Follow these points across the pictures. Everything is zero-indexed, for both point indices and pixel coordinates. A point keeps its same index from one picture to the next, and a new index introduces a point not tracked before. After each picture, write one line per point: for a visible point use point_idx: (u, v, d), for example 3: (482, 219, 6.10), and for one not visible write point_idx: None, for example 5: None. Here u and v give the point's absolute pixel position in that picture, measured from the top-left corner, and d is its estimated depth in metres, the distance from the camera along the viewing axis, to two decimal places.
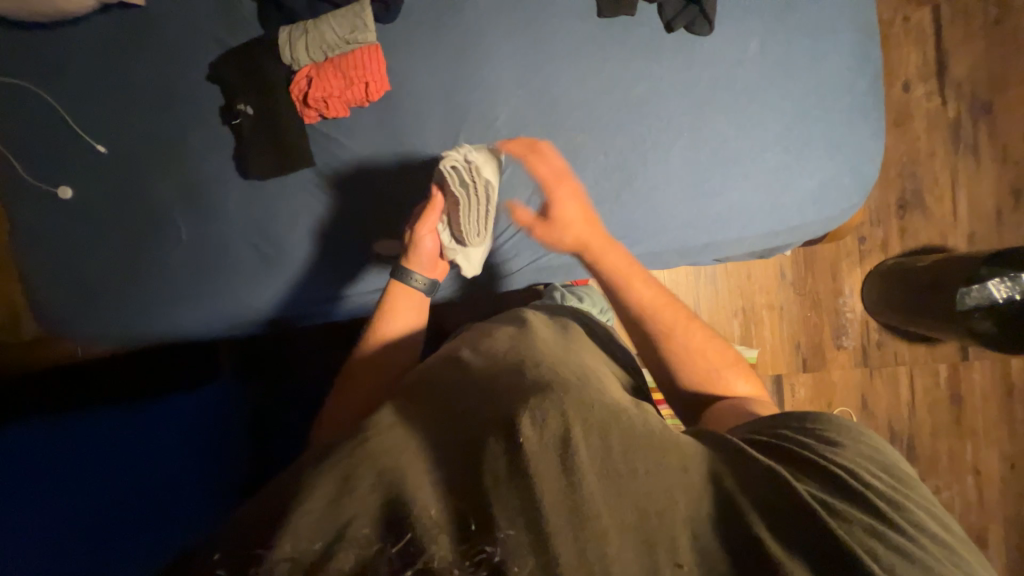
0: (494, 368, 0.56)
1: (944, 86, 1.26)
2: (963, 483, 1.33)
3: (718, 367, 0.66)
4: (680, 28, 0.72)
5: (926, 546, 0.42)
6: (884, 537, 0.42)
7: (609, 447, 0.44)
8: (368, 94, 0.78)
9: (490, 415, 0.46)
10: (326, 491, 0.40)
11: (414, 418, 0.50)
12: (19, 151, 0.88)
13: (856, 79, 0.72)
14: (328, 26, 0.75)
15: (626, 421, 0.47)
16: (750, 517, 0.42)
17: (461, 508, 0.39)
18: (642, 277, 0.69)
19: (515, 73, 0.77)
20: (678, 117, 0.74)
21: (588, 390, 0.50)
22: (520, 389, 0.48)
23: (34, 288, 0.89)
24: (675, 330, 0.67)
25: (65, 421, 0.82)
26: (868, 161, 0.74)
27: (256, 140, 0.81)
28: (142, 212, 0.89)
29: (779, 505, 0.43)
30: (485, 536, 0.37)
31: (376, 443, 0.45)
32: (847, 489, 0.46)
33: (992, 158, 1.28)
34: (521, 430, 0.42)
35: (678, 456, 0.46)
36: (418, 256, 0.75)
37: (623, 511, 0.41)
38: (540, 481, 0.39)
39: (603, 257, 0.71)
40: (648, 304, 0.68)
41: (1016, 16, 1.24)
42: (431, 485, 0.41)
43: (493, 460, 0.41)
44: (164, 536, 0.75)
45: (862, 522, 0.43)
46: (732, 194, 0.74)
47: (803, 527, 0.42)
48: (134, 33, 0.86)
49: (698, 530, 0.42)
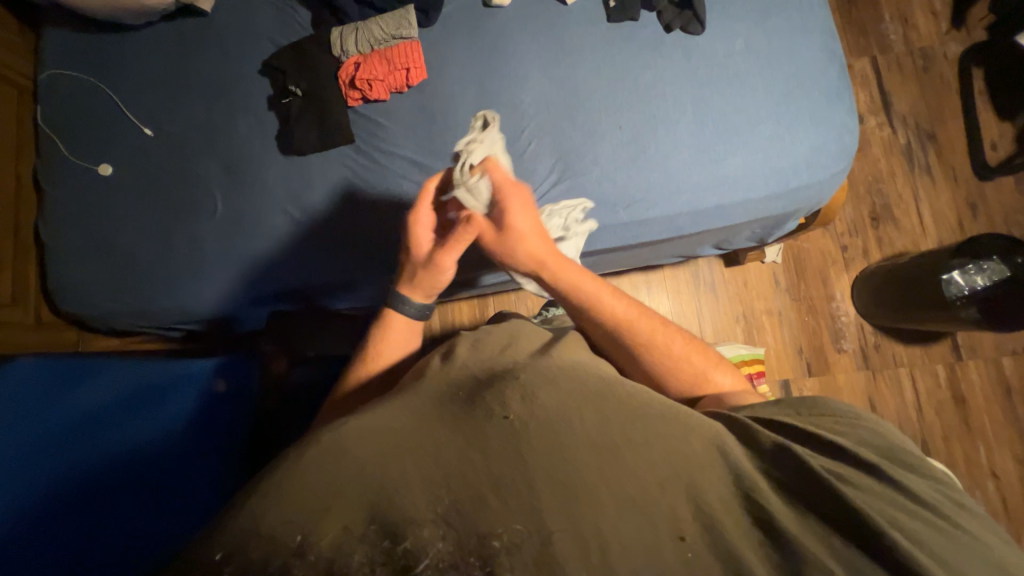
0: (486, 357, 0.54)
1: (892, 118, 1.46)
2: (984, 488, 1.29)
3: (702, 367, 0.66)
4: (676, 29, 0.90)
5: (951, 520, 0.38)
6: (903, 510, 0.38)
7: (603, 422, 0.42)
8: (408, 79, 0.91)
9: (481, 397, 0.46)
10: (313, 475, 0.39)
11: (402, 402, 0.49)
12: (76, 135, 0.96)
13: (828, 67, 0.88)
14: (377, 25, 0.92)
15: (620, 394, 0.46)
16: (766, 492, 0.39)
17: (445, 495, 0.38)
18: (611, 292, 0.67)
19: (540, 64, 0.91)
20: (682, 97, 0.88)
21: (579, 370, 0.50)
22: (505, 371, 0.49)
23: (67, 258, 0.93)
24: (654, 338, 0.66)
25: (72, 372, 0.78)
26: (847, 132, 0.86)
27: (303, 118, 0.93)
28: (182, 185, 0.94)
29: (785, 478, 0.40)
30: (473, 525, 0.37)
31: (362, 429, 0.44)
32: (859, 461, 0.42)
33: (944, 177, 1.44)
34: (510, 406, 0.43)
35: (676, 427, 0.43)
36: (420, 284, 0.71)
37: (622, 483, 0.39)
38: (530, 459, 0.39)
39: (562, 275, 0.67)
40: (621, 318, 0.66)
41: (940, 64, 1.48)
42: (420, 476, 0.39)
43: (483, 437, 0.41)
44: (175, 510, 0.72)
45: (881, 494, 0.39)
46: (735, 159, 0.85)
47: (809, 498, 0.39)
48: (197, 38, 0.98)
49: (704, 504, 0.38)
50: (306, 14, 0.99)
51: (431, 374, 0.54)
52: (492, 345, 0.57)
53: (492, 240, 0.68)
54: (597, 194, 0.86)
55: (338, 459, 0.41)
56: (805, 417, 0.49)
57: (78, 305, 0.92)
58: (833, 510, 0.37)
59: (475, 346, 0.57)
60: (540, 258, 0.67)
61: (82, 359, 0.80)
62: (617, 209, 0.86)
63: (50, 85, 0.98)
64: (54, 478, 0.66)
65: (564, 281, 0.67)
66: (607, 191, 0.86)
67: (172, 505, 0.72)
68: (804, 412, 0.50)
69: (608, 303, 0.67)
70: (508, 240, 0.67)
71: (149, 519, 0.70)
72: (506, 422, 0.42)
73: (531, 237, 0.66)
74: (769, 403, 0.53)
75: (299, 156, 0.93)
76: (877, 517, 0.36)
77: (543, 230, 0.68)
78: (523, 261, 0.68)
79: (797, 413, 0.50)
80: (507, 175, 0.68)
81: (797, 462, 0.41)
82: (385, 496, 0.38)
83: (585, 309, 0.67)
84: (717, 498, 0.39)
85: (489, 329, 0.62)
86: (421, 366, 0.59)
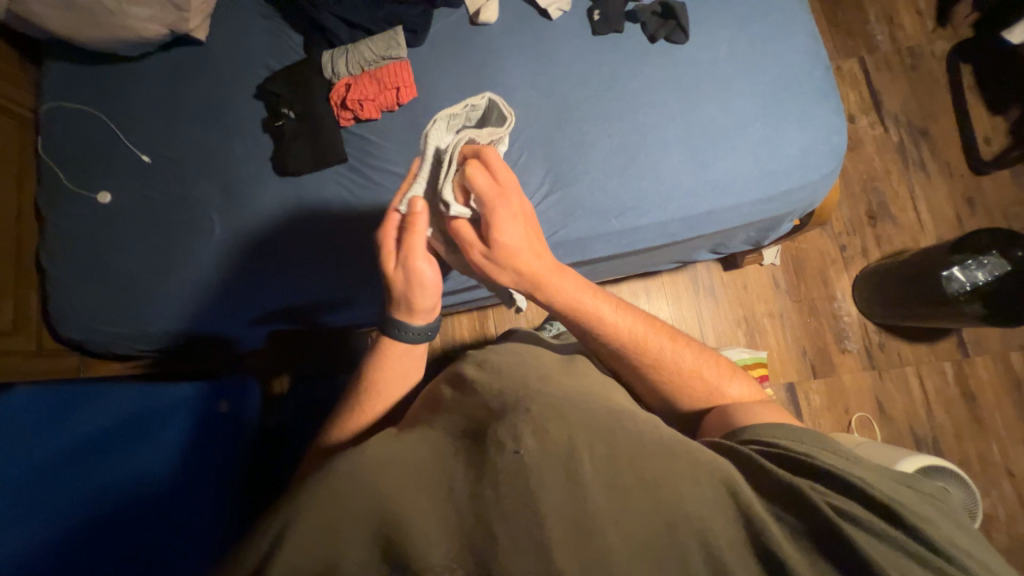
0: (500, 382, 0.52)
1: (883, 117, 1.47)
2: (1000, 488, 1.26)
3: (715, 382, 0.63)
4: (661, 38, 0.92)
5: (956, 563, 0.36)
6: (912, 560, 0.36)
7: (613, 460, 0.40)
8: (398, 98, 0.94)
9: (491, 430, 0.43)
10: (325, 503, 0.39)
11: (418, 434, 0.49)
12: (75, 164, 0.98)
13: (813, 69, 0.89)
14: (366, 47, 0.95)
15: (629, 428, 0.44)
16: (780, 540, 0.37)
17: (458, 535, 0.37)
18: (610, 302, 0.63)
19: (528, 78, 0.93)
20: (669, 105, 0.89)
21: (591, 402, 0.48)
22: (515, 401, 0.47)
23: (67, 286, 0.94)
24: (664, 354, 0.63)
25: (67, 397, 0.74)
26: (836, 133, 0.87)
27: (297, 139, 0.95)
28: (180, 209, 0.95)
29: (796, 521, 0.38)
30: (485, 563, 0.36)
31: (374, 463, 0.43)
32: (868, 499, 0.40)
33: (939, 173, 1.44)
34: (522, 441, 0.40)
35: (687, 464, 0.41)
36: (422, 291, 0.59)
37: (629, 525, 0.37)
38: (539, 490, 0.37)
39: (556, 289, 0.61)
40: (626, 334, 0.62)
41: (927, 61, 1.49)
42: (432, 517, 0.39)
43: (494, 474, 0.39)
44: (188, 528, 0.70)
45: (904, 544, 0.37)
46: (726, 164, 0.86)
47: (818, 538, 0.37)
48: (192, 67, 1.01)
49: (713, 548, 0.36)
50: (299, 38, 1.03)
51: (446, 407, 0.53)
52: (501, 366, 0.57)
53: (480, 254, 0.60)
54: (588, 202, 0.88)
55: (351, 491, 0.40)
56: (826, 451, 0.46)
57: (80, 331, 0.93)
58: (841, 556, 0.36)
59: (482, 367, 0.58)
60: (533, 278, 0.60)
61: (74, 385, 0.77)
62: (610, 217, 0.87)
63: (52, 116, 1.01)
64: (55, 514, 0.62)
65: (557, 296, 0.61)
66: (601, 200, 0.87)
67: (184, 524, 0.70)
68: (832, 450, 0.47)
69: (608, 314, 0.62)
70: (498, 257, 0.59)
71: (162, 541, 0.67)
72: (517, 457, 0.39)
73: (522, 253, 0.58)
74: (781, 424, 0.52)
75: (294, 175, 0.94)
76: (887, 566, 0.35)
77: (536, 240, 0.60)
78: (517, 279, 0.61)
79: (810, 446, 0.47)
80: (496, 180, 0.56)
81: (807, 504, 0.39)
82: (395, 527, 0.37)
83: (580, 324, 0.63)
84: (726, 545, 0.37)
85: (495, 350, 0.63)
86: (430, 395, 0.59)
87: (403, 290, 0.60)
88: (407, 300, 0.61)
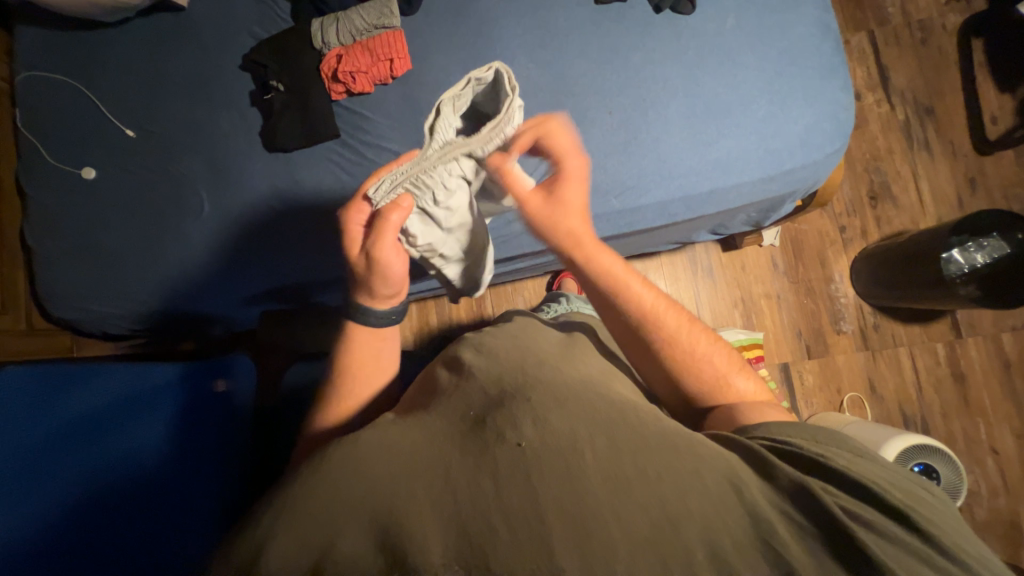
0: (499, 367, 0.52)
1: (890, 94, 1.43)
2: (984, 465, 1.29)
3: (724, 370, 0.62)
4: (666, 8, 0.88)
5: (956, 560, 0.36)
6: (916, 559, 0.36)
7: (616, 453, 0.40)
8: (391, 70, 0.90)
9: (491, 419, 0.44)
10: (326, 492, 0.40)
11: (418, 421, 0.49)
12: (55, 138, 0.95)
13: (821, 43, 0.86)
14: (357, 15, 0.90)
15: (633, 421, 0.44)
16: (784, 538, 0.36)
17: (458, 526, 0.36)
18: (637, 278, 0.63)
19: (526, 50, 0.89)
20: (673, 79, 0.86)
21: (591, 393, 0.48)
22: (515, 390, 0.47)
23: (53, 264, 0.92)
24: (680, 335, 0.62)
25: (63, 376, 0.73)
26: (843, 110, 0.85)
27: (286, 113, 0.91)
28: (167, 185, 0.92)
29: (799, 517, 0.39)
30: (484, 560, 0.34)
31: (375, 452, 0.44)
32: (871, 497, 0.40)
33: (943, 153, 1.42)
34: (523, 433, 0.41)
35: (689, 460, 0.41)
36: (385, 282, 0.60)
37: (631, 520, 0.36)
38: (539, 482, 0.38)
39: (592, 257, 0.63)
40: (648, 310, 0.62)
41: (938, 35, 1.44)
42: (432, 509, 0.38)
43: (494, 464, 0.40)
44: (190, 508, 0.72)
45: (906, 544, 0.37)
46: (729, 142, 0.84)
47: (819, 532, 0.38)
48: (174, 34, 0.96)
49: (720, 550, 0.35)
50: (286, 4, 0.97)
51: (444, 392, 0.53)
52: (499, 351, 0.57)
53: (536, 206, 0.65)
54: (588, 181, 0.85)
55: (351, 481, 0.41)
56: (827, 445, 0.47)
57: (69, 311, 0.92)
58: (845, 553, 0.36)
59: (479, 352, 0.57)
60: (575, 236, 0.63)
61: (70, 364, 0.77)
62: (611, 196, 0.85)
63: (28, 86, 0.96)
64: (60, 493, 0.63)
65: (592, 261, 0.63)
66: (600, 179, 0.85)
67: (185, 504, 0.72)
68: (834, 443, 0.47)
69: (636, 289, 0.62)
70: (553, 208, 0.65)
71: (164, 521, 0.68)
72: (518, 449, 0.40)
73: (575, 213, 0.64)
74: (793, 422, 0.51)
75: (284, 151, 0.91)
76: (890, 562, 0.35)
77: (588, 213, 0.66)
78: (561, 235, 0.64)
79: (810, 440, 0.48)
80: (570, 142, 0.66)
81: (807, 500, 0.39)
82: (395, 521, 0.37)
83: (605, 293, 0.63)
84: (734, 546, 0.36)
85: (493, 334, 0.63)
86: (427, 380, 0.59)
87: (366, 276, 0.61)
88: (370, 287, 0.62)
